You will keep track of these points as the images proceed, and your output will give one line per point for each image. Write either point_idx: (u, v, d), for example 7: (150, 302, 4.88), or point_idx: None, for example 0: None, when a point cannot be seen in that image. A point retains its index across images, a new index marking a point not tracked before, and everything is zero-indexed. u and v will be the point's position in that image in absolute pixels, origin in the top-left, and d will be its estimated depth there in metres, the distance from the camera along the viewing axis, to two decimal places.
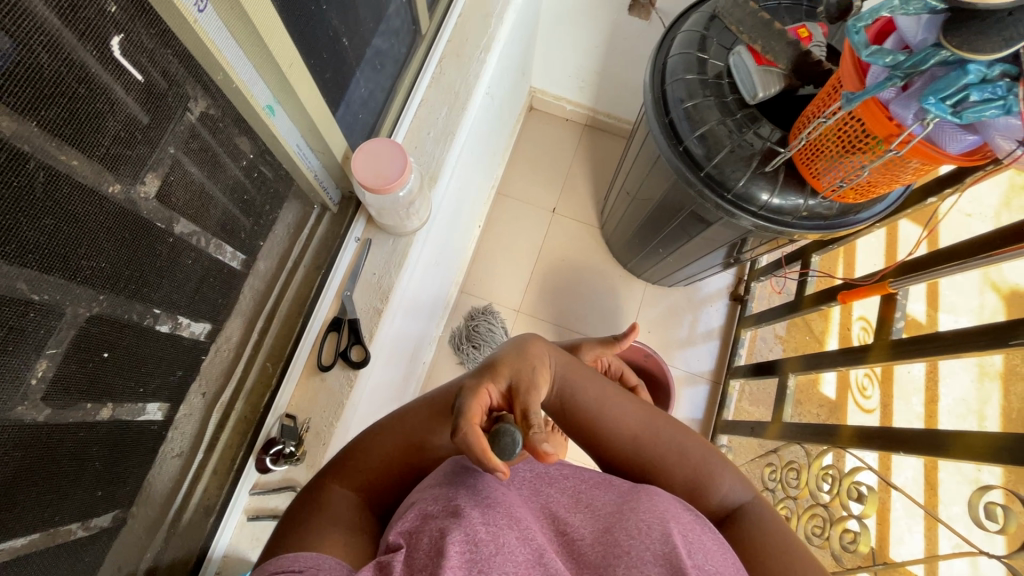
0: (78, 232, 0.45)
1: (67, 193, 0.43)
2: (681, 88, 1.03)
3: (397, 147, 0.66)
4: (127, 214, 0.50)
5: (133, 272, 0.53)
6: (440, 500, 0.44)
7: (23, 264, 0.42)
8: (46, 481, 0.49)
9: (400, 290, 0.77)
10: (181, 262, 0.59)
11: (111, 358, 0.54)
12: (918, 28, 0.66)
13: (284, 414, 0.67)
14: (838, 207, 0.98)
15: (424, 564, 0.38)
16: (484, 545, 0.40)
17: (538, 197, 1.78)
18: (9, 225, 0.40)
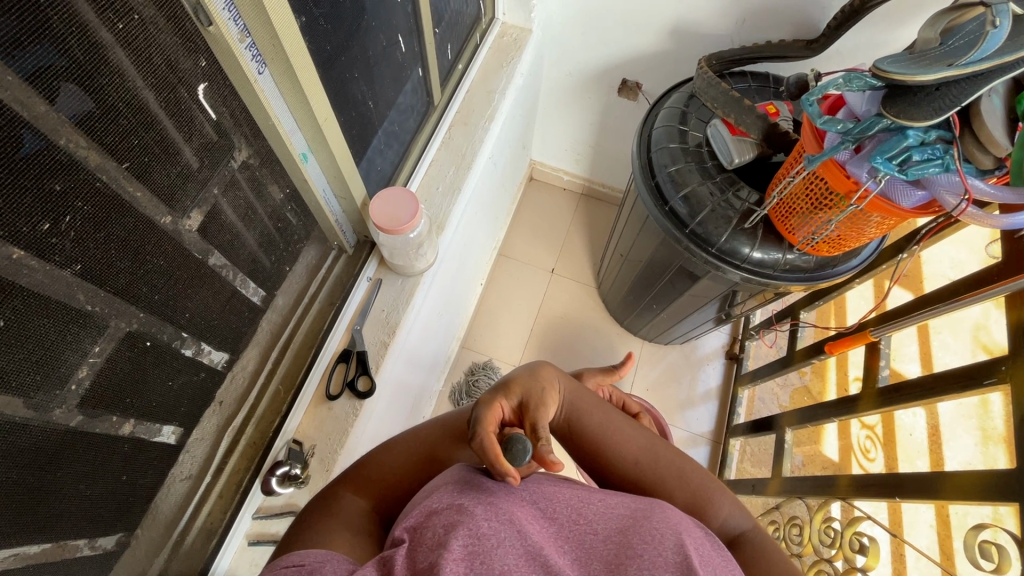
0: (134, 253, 0.52)
1: (129, 221, 0.50)
2: (665, 155, 1.15)
3: (409, 194, 0.75)
4: (174, 243, 0.57)
5: (169, 296, 0.59)
6: (449, 502, 0.48)
7: (86, 278, 0.48)
8: (66, 490, 0.52)
9: (407, 326, 0.82)
10: (212, 292, 0.65)
11: (152, 347, 0.59)
12: (862, 101, 0.78)
13: (292, 439, 0.70)
14: (814, 261, 1.06)
15: (428, 554, 0.42)
16: (486, 539, 0.43)
17: (538, 258, 1.88)
18: (81, 243, 0.46)
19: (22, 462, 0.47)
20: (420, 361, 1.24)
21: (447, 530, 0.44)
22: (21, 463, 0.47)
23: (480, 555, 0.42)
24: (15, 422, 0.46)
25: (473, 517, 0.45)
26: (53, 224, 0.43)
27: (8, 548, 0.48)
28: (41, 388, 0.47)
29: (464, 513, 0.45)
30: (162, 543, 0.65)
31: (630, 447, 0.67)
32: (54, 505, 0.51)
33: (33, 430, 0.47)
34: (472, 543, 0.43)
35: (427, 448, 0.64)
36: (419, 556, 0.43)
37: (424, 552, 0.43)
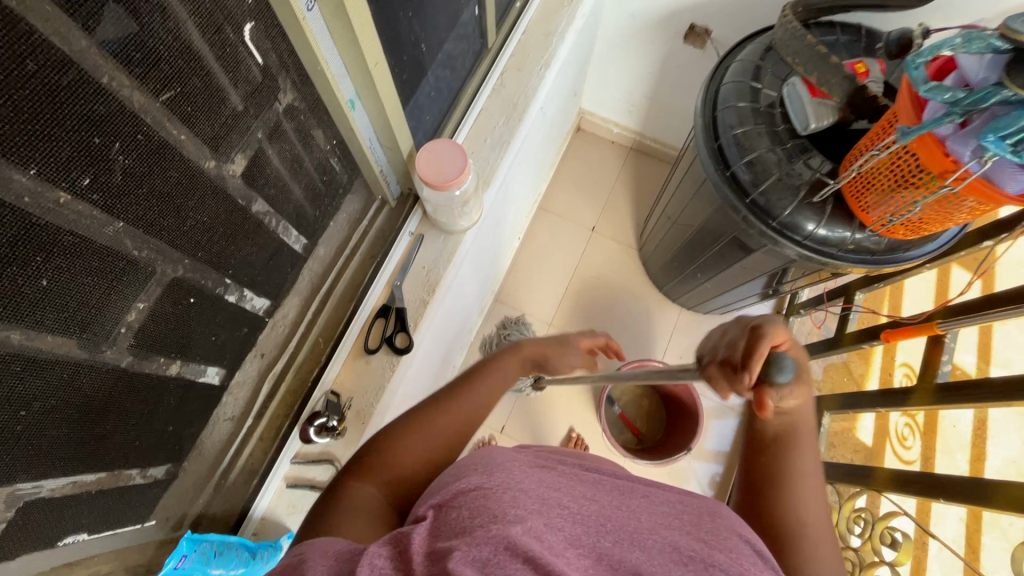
0: (179, 201, 0.51)
1: (173, 166, 0.48)
2: (732, 115, 1.05)
3: (458, 148, 0.71)
4: (217, 189, 0.55)
5: (212, 244, 0.58)
6: (479, 483, 0.47)
7: (132, 225, 0.47)
8: (123, 424, 0.54)
9: (446, 285, 0.81)
10: (257, 241, 0.65)
11: (196, 303, 0.59)
12: (981, 66, 0.66)
13: (330, 390, 0.70)
14: (886, 243, 0.97)
15: (449, 536, 0.42)
16: (504, 531, 0.41)
17: (579, 215, 1.81)
18: (126, 189, 0.45)
19: (79, 400, 0.49)
20: (454, 314, 1.24)
21: (471, 514, 0.43)
22: (79, 402, 0.49)
23: (506, 539, 0.40)
24: (72, 364, 0.47)
25: (501, 504, 0.43)
26: (98, 168, 0.41)
27: (66, 476, 0.50)
28: (93, 330, 0.48)
29: (491, 498, 0.44)
30: (207, 477, 0.68)
31: (790, 466, 0.61)
32: (109, 441, 0.53)
33: (91, 373, 0.49)
34: (500, 529, 0.41)
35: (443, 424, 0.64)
36: (440, 537, 0.42)
37: (445, 534, 0.42)
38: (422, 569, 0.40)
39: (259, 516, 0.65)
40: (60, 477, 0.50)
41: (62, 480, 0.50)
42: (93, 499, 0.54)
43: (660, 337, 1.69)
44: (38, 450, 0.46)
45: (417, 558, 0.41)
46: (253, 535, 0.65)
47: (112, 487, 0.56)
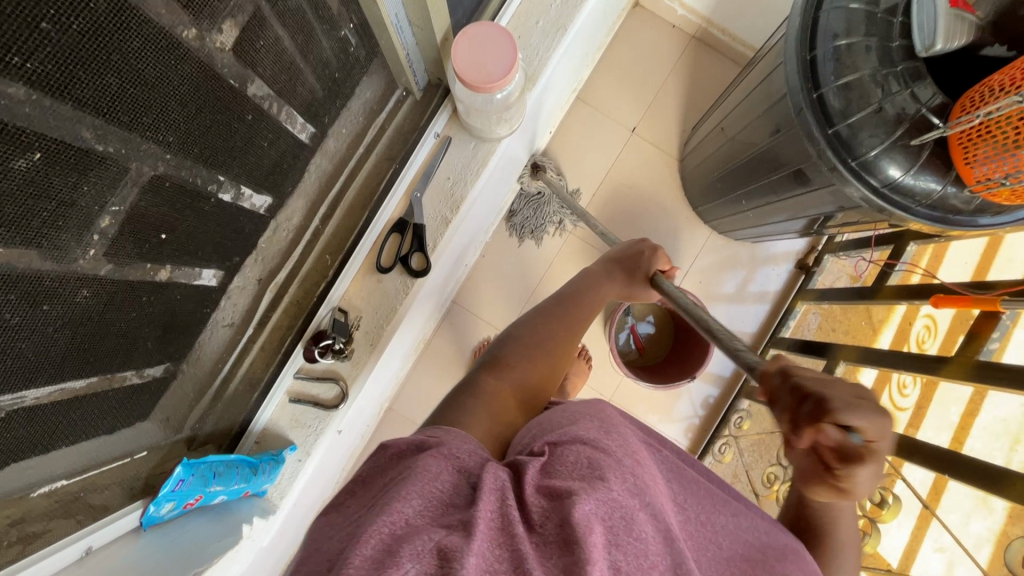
0: (148, 95, 0.40)
1: (139, 30, 0.36)
2: (839, 19, 0.85)
3: (504, 35, 0.56)
4: (211, 65, 0.44)
5: (204, 138, 0.48)
6: (600, 436, 0.46)
7: (106, 104, 0.37)
8: (95, 358, 0.46)
9: (471, 200, 0.71)
10: (256, 143, 0.54)
11: (169, 241, 0.49)
12: None
13: (337, 307, 0.64)
14: (978, 204, 0.83)
15: (578, 475, 0.41)
16: (626, 502, 0.40)
17: (620, 112, 1.61)
18: (99, 52, 0.35)
19: (60, 322, 0.41)
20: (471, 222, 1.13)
21: (592, 463, 0.42)
22: (50, 354, 0.41)
23: (622, 507, 0.39)
24: (45, 286, 0.39)
25: (621, 466, 0.43)
26: (25, 28, 0.30)
27: (52, 382, 0.43)
28: (65, 231, 0.39)
29: (611, 455, 0.44)
30: (204, 386, 0.63)
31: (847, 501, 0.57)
32: (105, 347, 0.47)
33: (39, 331, 0.40)
34: (618, 495, 0.40)
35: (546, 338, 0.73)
36: (555, 477, 0.41)
37: (560, 475, 0.42)
38: (539, 506, 0.39)
39: (260, 427, 0.65)
40: (47, 383, 0.43)
41: (49, 387, 0.43)
42: (91, 404, 0.48)
43: (684, 258, 1.61)
44: (27, 361, 0.40)
45: (534, 492, 0.40)
46: (256, 443, 0.65)
47: (109, 389, 0.50)
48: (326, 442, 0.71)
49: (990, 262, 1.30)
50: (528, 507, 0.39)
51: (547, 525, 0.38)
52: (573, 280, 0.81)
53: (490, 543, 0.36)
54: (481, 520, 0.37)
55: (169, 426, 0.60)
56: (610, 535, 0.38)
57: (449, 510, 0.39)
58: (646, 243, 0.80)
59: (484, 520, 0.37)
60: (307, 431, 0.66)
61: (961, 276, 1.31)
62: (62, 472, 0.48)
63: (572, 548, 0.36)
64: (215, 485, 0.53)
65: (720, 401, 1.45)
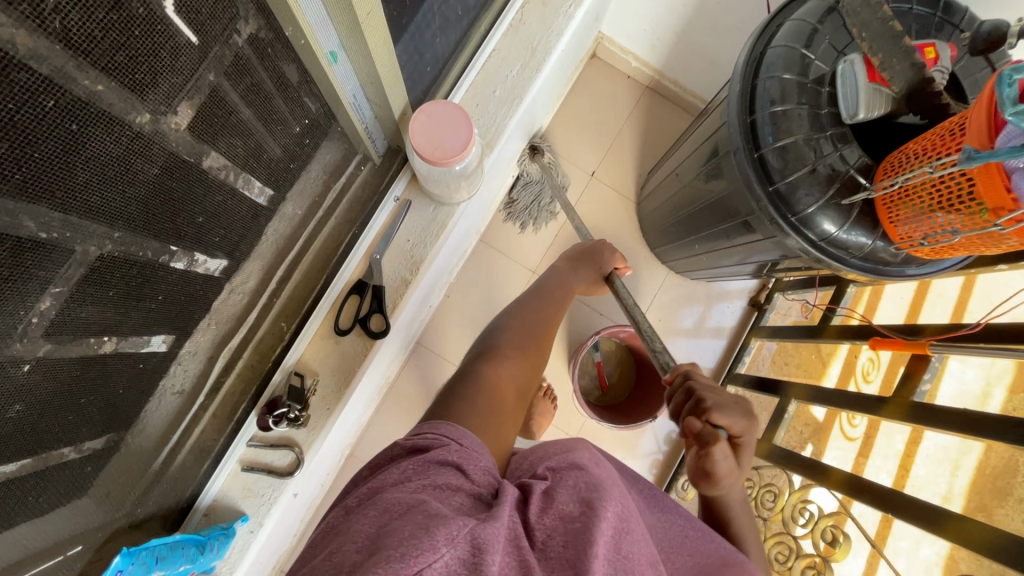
0: (96, 213, 0.41)
1: (76, 124, 0.36)
2: (774, 88, 0.92)
3: (458, 110, 0.58)
4: (169, 172, 0.47)
5: (154, 240, 0.49)
6: (591, 466, 0.50)
7: (55, 224, 0.38)
8: (22, 445, 0.43)
9: (432, 260, 0.72)
10: (208, 240, 0.56)
11: (116, 334, 0.49)
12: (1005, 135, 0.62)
13: (293, 372, 0.63)
14: (904, 256, 0.90)
15: (578, 493, 0.46)
16: (616, 531, 0.44)
17: (579, 156, 1.68)
18: (49, 183, 0.36)
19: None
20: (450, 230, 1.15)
21: (592, 493, 0.46)
22: None
23: (617, 529, 0.44)
24: None
25: (613, 494, 0.47)
26: None
27: None
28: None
29: (607, 484, 0.48)
30: (150, 459, 0.59)
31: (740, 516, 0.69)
32: (40, 436, 0.44)
33: None
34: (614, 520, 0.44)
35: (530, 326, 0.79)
36: (558, 498, 0.45)
37: (564, 496, 0.45)
38: (547, 522, 0.43)
39: (208, 500, 0.62)
40: None
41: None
42: (24, 487, 0.45)
43: (643, 297, 1.65)
44: None
45: (543, 510, 0.43)
46: (204, 517, 0.62)
47: (43, 467, 0.46)
48: (281, 507, 0.68)
49: (923, 299, 1.39)
50: (533, 524, 0.42)
51: (552, 545, 0.41)
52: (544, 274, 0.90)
53: (506, 546, 0.39)
54: (504, 530, 0.39)
55: (109, 504, 0.56)
56: (608, 555, 0.42)
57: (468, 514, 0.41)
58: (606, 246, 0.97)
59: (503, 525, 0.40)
60: (259, 501, 0.64)
61: (896, 316, 1.40)
62: None
63: (577, 562, 0.39)
64: (158, 570, 0.51)
65: (682, 437, 1.48)
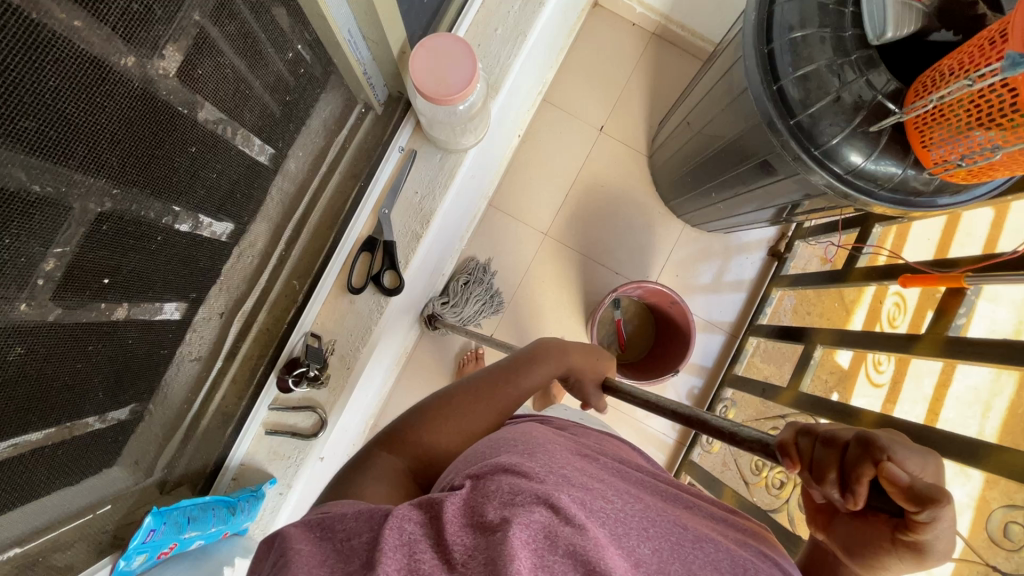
0: (75, 138, 0.37)
1: (33, 39, 0.32)
2: (794, 12, 0.86)
3: (461, 44, 0.55)
4: (149, 96, 0.41)
5: (144, 176, 0.44)
6: (519, 463, 0.47)
7: (33, 160, 0.35)
8: (44, 416, 0.43)
9: (441, 214, 0.69)
10: (204, 176, 0.51)
11: (114, 285, 0.46)
12: None
13: (310, 333, 0.62)
14: (937, 184, 0.85)
15: (482, 500, 0.42)
16: (541, 538, 0.39)
17: (587, 112, 1.62)
18: (16, 111, 0.32)
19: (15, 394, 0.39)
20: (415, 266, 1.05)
21: (513, 492, 0.42)
22: None
23: (544, 528, 0.39)
24: None
25: (546, 486, 0.43)
26: None
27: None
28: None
29: (535, 477, 0.44)
30: (176, 425, 0.59)
31: None
32: (56, 402, 0.43)
33: None
34: (541, 516, 0.40)
35: (457, 414, 0.66)
36: (474, 509, 0.41)
37: (481, 505, 0.42)
38: (461, 541, 0.39)
39: (236, 463, 0.62)
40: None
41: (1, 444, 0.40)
42: (50, 456, 0.45)
43: (659, 253, 1.62)
44: None
45: (455, 529, 0.40)
46: (233, 481, 0.62)
47: (71, 437, 0.46)
48: (308, 470, 0.68)
49: (952, 237, 1.33)
50: (447, 547, 0.38)
51: (471, 562, 0.36)
52: (518, 350, 0.76)
53: None
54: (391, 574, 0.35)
55: (137, 469, 0.56)
56: (536, 558, 0.37)
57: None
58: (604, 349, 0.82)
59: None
60: (287, 463, 0.63)
61: (923, 255, 1.37)
62: (11, 541, 0.45)
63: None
64: (190, 530, 0.51)
65: None
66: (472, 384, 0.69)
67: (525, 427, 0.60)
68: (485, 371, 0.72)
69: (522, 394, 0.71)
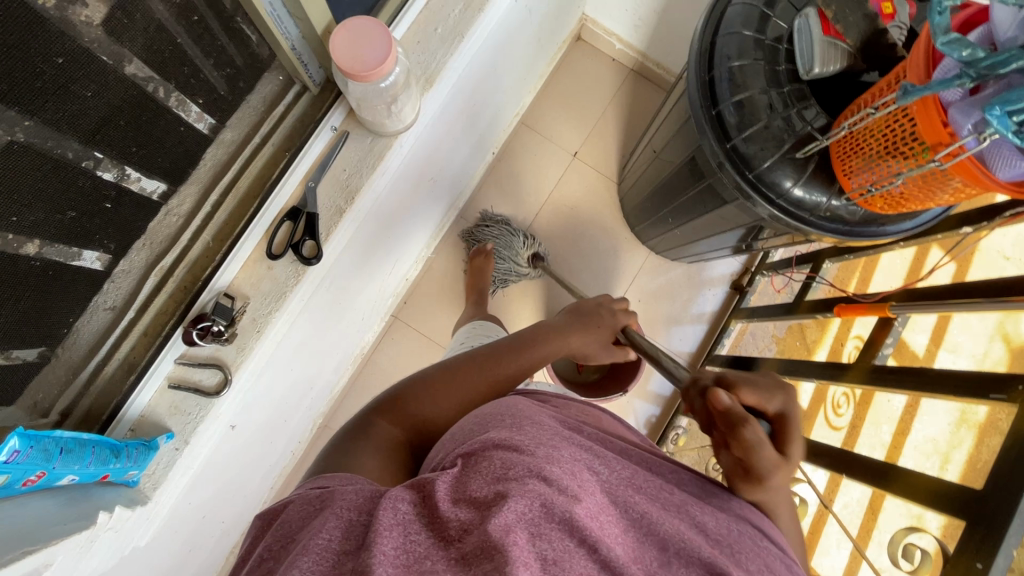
0: None
1: None
2: (733, 44, 0.92)
3: (381, 29, 0.60)
4: (48, 29, 0.43)
5: (4, 74, 0.41)
6: (509, 439, 0.48)
7: None
8: None
9: (370, 194, 0.72)
10: (76, 92, 0.47)
11: None
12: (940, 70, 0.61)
13: (223, 293, 0.64)
14: (863, 214, 0.89)
15: (476, 478, 0.44)
16: (537, 510, 0.40)
17: (562, 137, 1.68)
18: None
19: None
20: (389, 246, 1.14)
21: (504, 467, 0.44)
22: None
23: (541, 497, 0.41)
24: None
25: (540, 458, 0.45)
26: None
27: None
28: None
29: (525, 452, 0.46)
30: (79, 369, 0.61)
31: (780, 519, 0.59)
32: None
33: None
34: (535, 486, 0.42)
35: (462, 386, 0.73)
36: (466, 489, 0.43)
37: (471, 484, 0.43)
38: (455, 515, 0.41)
39: (135, 414, 0.62)
40: None
41: None
42: None
43: (623, 278, 1.65)
44: None
45: (446, 507, 0.42)
46: (131, 431, 0.62)
47: None
48: (214, 433, 0.69)
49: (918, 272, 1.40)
50: (439, 525, 0.40)
51: (465, 539, 0.38)
52: (519, 333, 0.84)
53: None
54: (385, 555, 0.37)
55: (33, 408, 0.58)
56: (531, 529, 0.39)
57: (342, 558, 0.38)
58: (603, 307, 0.95)
59: (386, 557, 0.37)
60: (186, 420, 0.64)
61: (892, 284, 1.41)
62: None
63: (491, 551, 0.37)
64: (60, 463, 0.50)
65: (660, 420, 1.49)
66: (479, 355, 0.77)
67: (511, 402, 0.62)
68: (490, 349, 0.79)
69: (525, 367, 0.79)
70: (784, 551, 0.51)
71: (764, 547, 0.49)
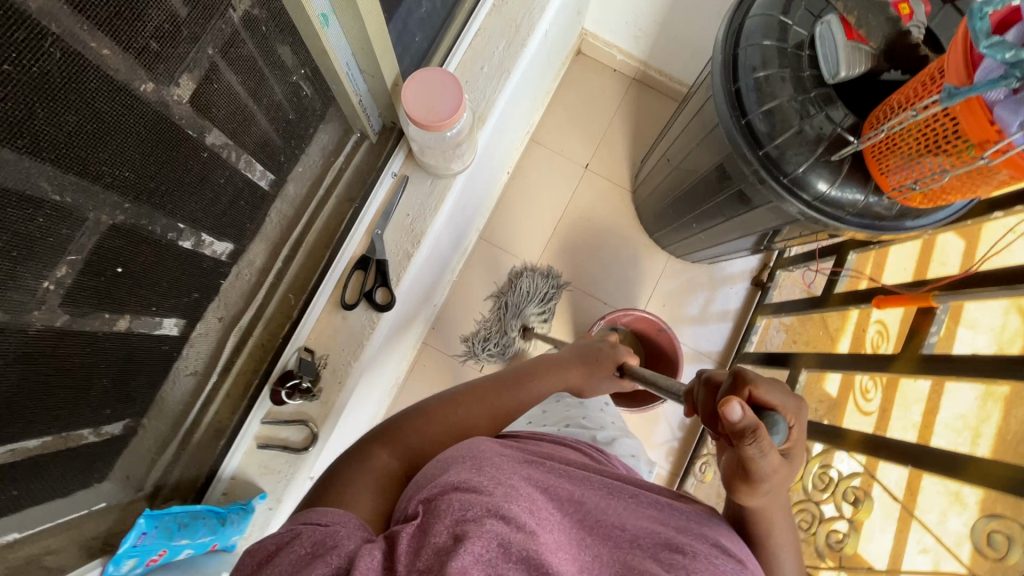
0: (104, 133, 0.40)
1: (67, 62, 0.35)
2: (756, 54, 0.94)
3: (449, 78, 0.63)
4: (160, 119, 0.45)
5: (160, 174, 0.47)
6: (468, 478, 0.45)
7: (57, 163, 0.37)
8: (45, 417, 0.44)
9: (432, 235, 0.74)
10: (213, 179, 0.54)
11: (126, 275, 0.47)
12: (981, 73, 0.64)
13: (303, 347, 0.65)
14: (898, 209, 0.91)
15: (444, 518, 0.41)
16: (492, 553, 0.38)
17: (572, 150, 1.70)
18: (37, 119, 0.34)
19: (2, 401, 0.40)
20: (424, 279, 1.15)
21: (463, 507, 0.41)
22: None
23: (499, 537, 0.39)
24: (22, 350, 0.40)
25: (497, 497, 0.43)
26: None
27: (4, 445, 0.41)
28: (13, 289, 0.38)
29: (482, 489, 0.44)
30: (170, 436, 0.61)
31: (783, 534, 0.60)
32: (54, 408, 0.45)
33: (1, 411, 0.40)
34: (494, 527, 0.40)
35: (460, 420, 0.70)
36: (430, 534, 0.40)
37: (437, 526, 0.40)
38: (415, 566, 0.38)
39: (229, 475, 0.65)
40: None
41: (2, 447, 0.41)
42: (45, 467, 0.47)
43: (645, 284, 1.66)
44: None
45: (409, 556, 0.39)
46: (223, 494, 0.65)
47: (66, 448, 0.48)
48: (299, 487, 0.71)
49: None
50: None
51: None
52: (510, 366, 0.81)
53: None
54: None
55: (129, 482, 0.58)
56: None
57: None
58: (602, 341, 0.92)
59: None
60: (278, 476, 0.66)
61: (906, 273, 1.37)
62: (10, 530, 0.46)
63: None
64: (179, 538, 0.56)
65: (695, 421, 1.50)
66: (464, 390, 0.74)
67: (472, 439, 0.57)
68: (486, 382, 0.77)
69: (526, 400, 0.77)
70: (745, 566, 0.49)
71: (723, 565, 0.46)
